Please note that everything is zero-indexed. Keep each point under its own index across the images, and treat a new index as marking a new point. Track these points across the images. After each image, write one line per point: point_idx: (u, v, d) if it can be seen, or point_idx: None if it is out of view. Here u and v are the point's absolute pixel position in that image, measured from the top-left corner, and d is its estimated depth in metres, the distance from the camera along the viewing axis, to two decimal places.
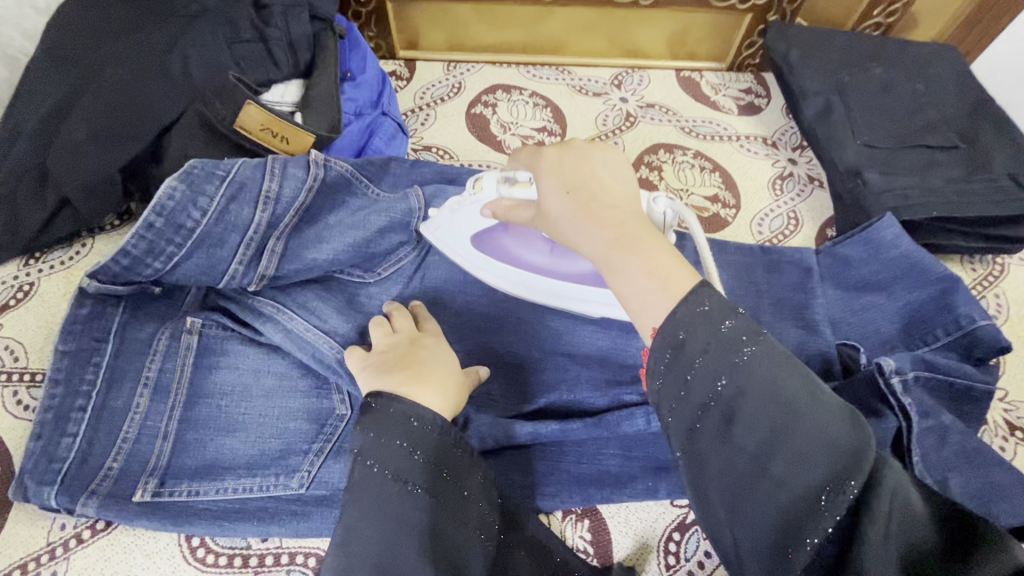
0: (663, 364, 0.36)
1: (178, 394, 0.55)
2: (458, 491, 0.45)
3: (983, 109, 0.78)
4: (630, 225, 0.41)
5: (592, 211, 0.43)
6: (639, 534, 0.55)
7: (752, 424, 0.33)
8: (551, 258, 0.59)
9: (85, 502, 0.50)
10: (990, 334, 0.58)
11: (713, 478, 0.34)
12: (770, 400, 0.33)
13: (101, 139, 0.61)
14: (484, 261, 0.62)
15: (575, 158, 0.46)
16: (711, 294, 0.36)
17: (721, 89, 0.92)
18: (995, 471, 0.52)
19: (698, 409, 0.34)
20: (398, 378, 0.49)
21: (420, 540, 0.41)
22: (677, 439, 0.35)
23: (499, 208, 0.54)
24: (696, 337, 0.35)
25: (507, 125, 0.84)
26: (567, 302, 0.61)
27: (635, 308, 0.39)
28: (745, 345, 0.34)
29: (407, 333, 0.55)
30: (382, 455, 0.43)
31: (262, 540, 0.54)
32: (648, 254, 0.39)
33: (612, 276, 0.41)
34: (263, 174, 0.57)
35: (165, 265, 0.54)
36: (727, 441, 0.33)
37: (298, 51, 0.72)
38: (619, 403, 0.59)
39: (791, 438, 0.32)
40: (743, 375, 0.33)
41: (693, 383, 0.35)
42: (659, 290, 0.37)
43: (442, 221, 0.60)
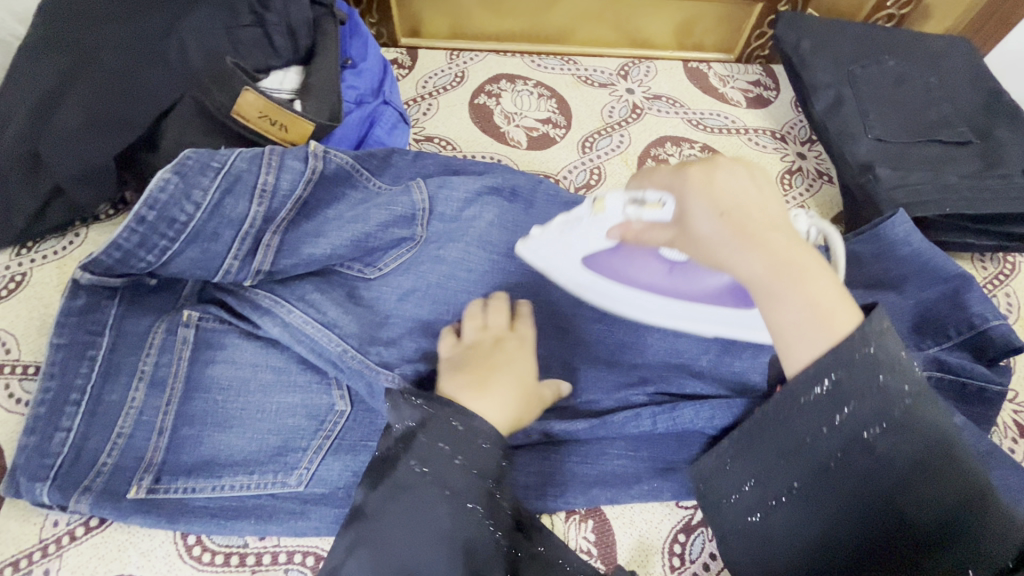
0: (810, 398, 0.39)
1: (174, 388, 0.54)
2: (492, 495, 0.43)
3: (996, 103, 0.77)
4: (791, 253, 0.41)
5: (752, 237, 0.41)
6: (643, 536, 0.55)
7: (893, 470, 0.37)
8: (670, 279, 0.56)
9: (79, 499, 0.49)
10: (1002, 333, 0.57)
11: (834, 505, 0.39)
12: (923, 456, 0.37)
13: (98, 126, 0.59)
14: (594, 283, 0.60)
15: (726, 180, 0.44)
16: (879, 335, 0.38)
17: (729, 80, 0.90)
18: (1006, 474, 0.51)
19: (842, 444, 0.39)
20: (465, 379, 0.49)
21: (449, 545, 0.40)
22: (808, 467, 0.41)
23: (626, 231, 0.51)
24: (855, 381, 0.38)
25: (511, 116, 0.83)
26: (688, 324, 0.57)
27: (790, 340, 0.40)
28: (907, 399, 0.38)
29: (495, 331, 0.55)
30: (424, 453, 0.43)
31: (259, 539, 0.52)
32: (809, 289, 0.39)
33: (766, 304, 0.41)
34: (259, 167, 0.55)
35: (159, 258, 0.53)
36: (864, 479, 0.38)
37: (299, 38, 0.70)
38: (625, 403, 0.58)
39: (930, 490, 0.36)
40: (900, 428, 0.37)
41: (846, 421, 0.38)
42: (821, 330, 0.38)
43: (547, 240, 0.58)
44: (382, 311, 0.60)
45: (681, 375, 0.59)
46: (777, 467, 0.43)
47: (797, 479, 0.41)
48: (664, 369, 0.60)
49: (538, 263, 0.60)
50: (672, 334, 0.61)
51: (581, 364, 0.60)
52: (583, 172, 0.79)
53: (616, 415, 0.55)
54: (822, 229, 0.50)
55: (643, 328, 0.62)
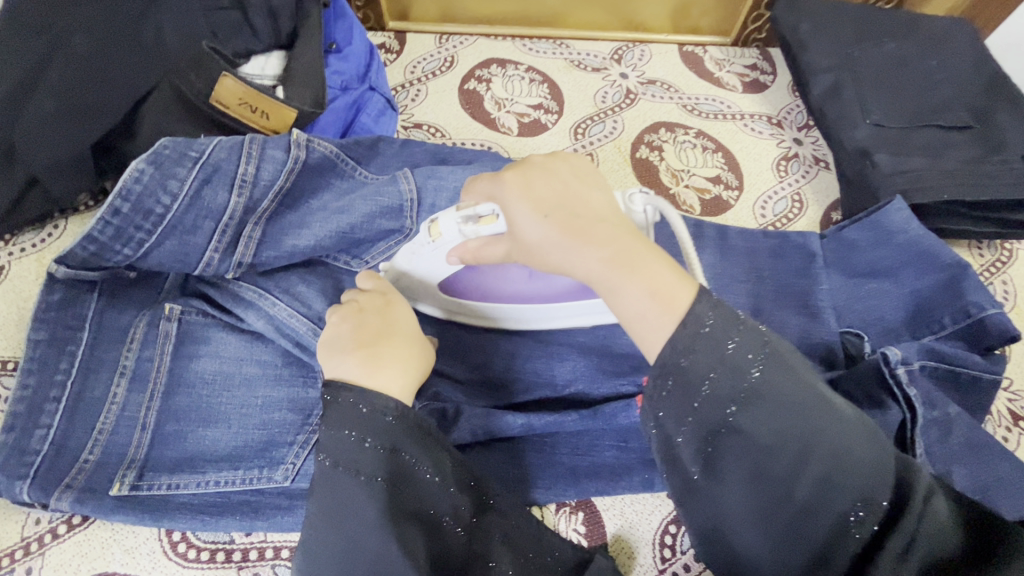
0: (665, 393, 0.36)
1: (157, 383, 0.53)
2: (413, 471, 0.43)
3: (998, 86, 0.75)
4: (623, 242, 0.41)
5: (579, 232, 0.41)
6: (634, 528, 0.54)
7: (773, 449, 0.34)
8: (529, 284, 0.54)
9: (59, 496, 0.48)
10: (998, 323, 0.56)
11: (731, 498, 0.35)
12: (793, 423, 0.34)
13: (72, 114, 0.58)
14: (461, 302, 0.59)
15: (542, 183, 0.44)
16: (714, 307, 0.37)
17: (724, 64, 0.88)
18: (1000, 463, 0.51)
19: (710, 432, 0.35)
20: (356, 358, 0.46)
21: (378, 531, 0.40)
22: (691, 459, 0.36)
23: (466, 252, 0.49)
24: (697, 365, 0.36)
25: (502, 101, 0.81)
26: (556, 319, 0.58)
27: (640, 331, 0.39)
28: (755, 366, 0.35)
29: (369, 300, 0.52)
30: (333, 448, 0.42)
31: (246, 534, 0.52)
32: (646, 270, 0.39)
33: (610, 297, 0.40)
34: (239, 157, 0.53)
35: (136, 252, 0.51)
36: (744, 464, 0.35)
37: (280, 21, 0.68)
38: (616, 394, 0.57)
39: (816, 456, 0.34)
40: (759, 400, 0.35)
41: (703, 409, 0.35)
42: (663, 311, 0.37)
43: (400, 266, 0.55)
44: None
45: None
46: (667, 469, 0.37)
47: (691, 472, 0.36)
48: None
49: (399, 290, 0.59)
50: None
51: (571, 356, 0.59)
52: None
53: (607, 406, 0.55)
54: (658, 206, 0.47)
55: None
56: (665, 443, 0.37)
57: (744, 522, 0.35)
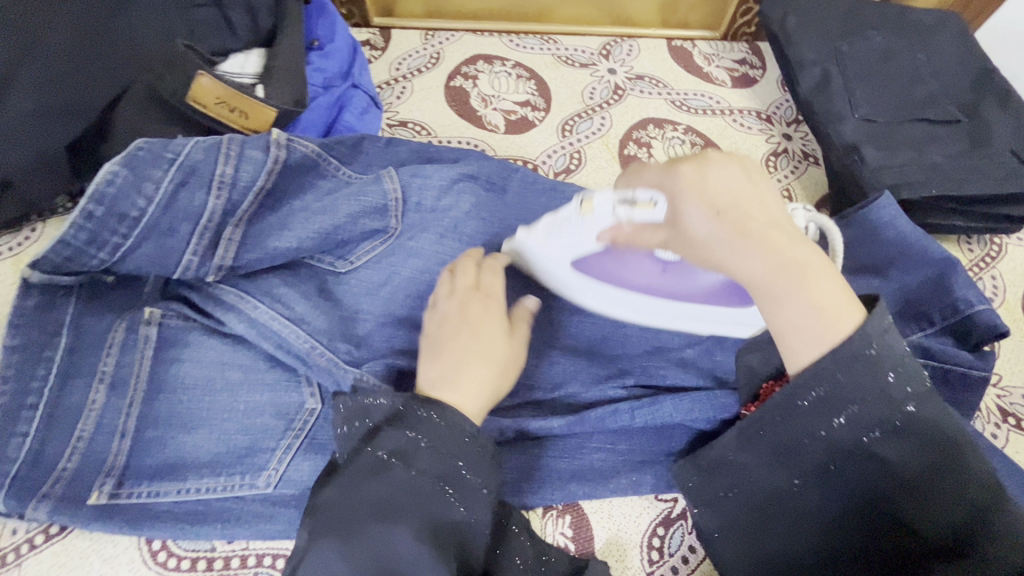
0: (805, 406, 0.39)
1: (137, 388, 0.52)
2: (461, 475, 0.44)
3: (986, 80, 0.74)
4: (794, 252, 0.40)
5: (753, 238, 0.40)
6: (621, 530, 0.54)
7: (895, 475, 0.37)
8: (664, 279, 0.57)
9: (36, 506, 0.47)
10: (987, 318, 0.56)
11: (834, 509, 0.39)
12: (929, 459, 0.37)
13: (45, 113, 0.56)
14: (581, 283, 0.59)
15: (722, 178, 0.42)
16: (882, 333, 0.37)
17: (714, 59, 0.87)
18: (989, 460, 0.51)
19: (840, 454, 0.39)
20: (438, 367, 0.49)
21: (418, 526, 0.42)
22: (803, 472, 0.41)
23: (617, 234, 0.50)
24: (853, 387, 0.37)
25: (488, 98, 0.80)
26: (681, 323, 0.59)
27: (791, 342, 0.40)
28: (909, 401, 0.37)
29: (461, 304, 0.53)
30: (391, 444, 0.44)
31: (228, 543, 0.51)
32: (813, 285, 0.39)
33: (770, 307, 0.40)
34: (217, 158, 0.53)
35: (112, 255, 0.50)
36: (862, 483, 0.38)
37: (259, 18, 0.69)
38: (605, 397, 0.56)
39: (936, 492, 0.36)
40: (899, 432, 0.37)
41: (840, 428, 0.38)
42: (824, 329, 0.38)
43: (538, 242, 0.57)
44: (352, 307, 0.59)
45: (661, 366, 0.58)
46: (774, 473, 0.42)
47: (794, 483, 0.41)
48: (644, 359, 0.59)
49: (519, 259, 0.59)
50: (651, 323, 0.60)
51: (558, 356, 0.58)
52: (562, 157, 0.76)
53: (594, 411, 0.54)
54: (821, 224, 0.51)
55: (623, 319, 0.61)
56: (786, 454, 0.41)
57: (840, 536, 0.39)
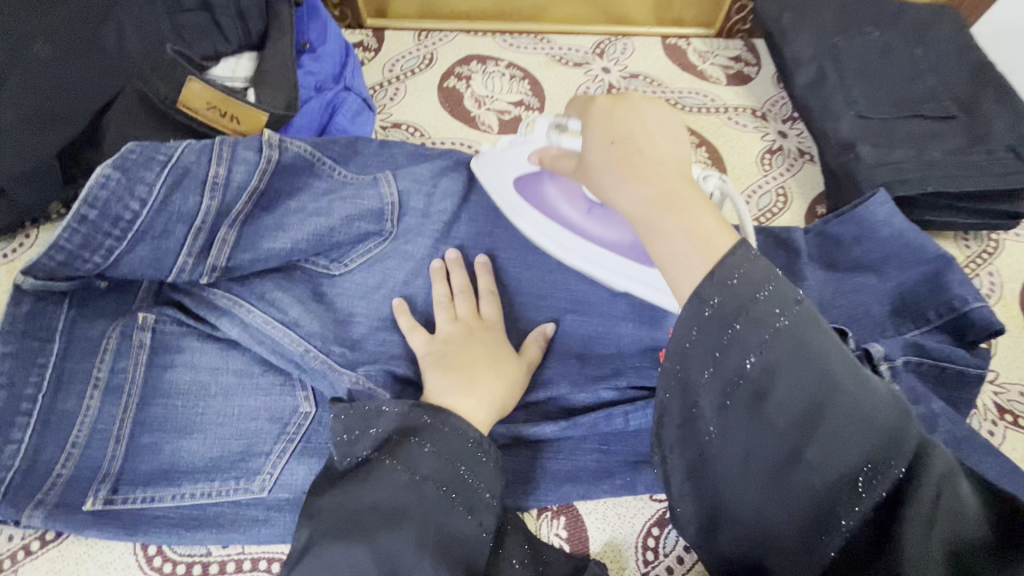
0: (690, 343, 0.33)
1: (131, 395, 0.52)
2: (466, 480, 0.45)
3: (984, 74, 0.74)
4: (672, 182, 0.38)
5: (634, 165, 0.39)
6: (617, 532, 0.54)
7: (790, 407, 0.31)
8: (587, 216, 0.57)
9: (31, 513, 0.47)
10: (984, 316, 0.56)
11: (736, 458, 0.32)
12: (810, 377, 0.30)
13: (34, 119, 0.57)
14: (520, 207, 0.61)
15: (628, 110, 0.43)
16: (751, 254, 0.33)
17: (709, 57, 0.87)
18: (986, 459, 0.50)
19: (727, 386, 0.32)
20: (451, 379, 0.51)
21: (422, 529, 0.42)
22: (708, 412, 0.33)
23: (546, 155, 0.52)
24: (727, 307, 0.32)
25: (482, 99, 0.79)
26: (593, 268, 0.58)
27: (670, 274, 0.35)
28: (781, 316, 0.31)
29: (465, 325, 0.57)
30: (397, 450, 0.45)
31: (223, 547, 0.52)
32: (689, 215, 0.35)
33: (648, 237, 0.37)
34: (210, 159, 0.52)
35: (106, 259, 0.51)
36: (769, 428, 0.31)
37: (249, 22, 0.68)
38: (599, 400, 0.57)
39: (838, 416, 0.30)
40: (777, 354, 0.31)
41: (723, 358, 0.32)
42: (696, 251, 0.34)
43: (493, 156, 0.60)
44: (346, 311, 0.59)
45: (654, 368, 0.57)
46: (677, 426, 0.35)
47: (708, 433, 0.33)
48: (637, 360, 0.58)
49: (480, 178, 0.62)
50: (645, 324, 0.59)
51: (550, 359, 0.59)
52: None
53: (587, 415, 0.54)
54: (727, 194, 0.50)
55: (619, 316, 0.60)
56: (681, 397, 0.34)
57: (746, 489, 0.32)
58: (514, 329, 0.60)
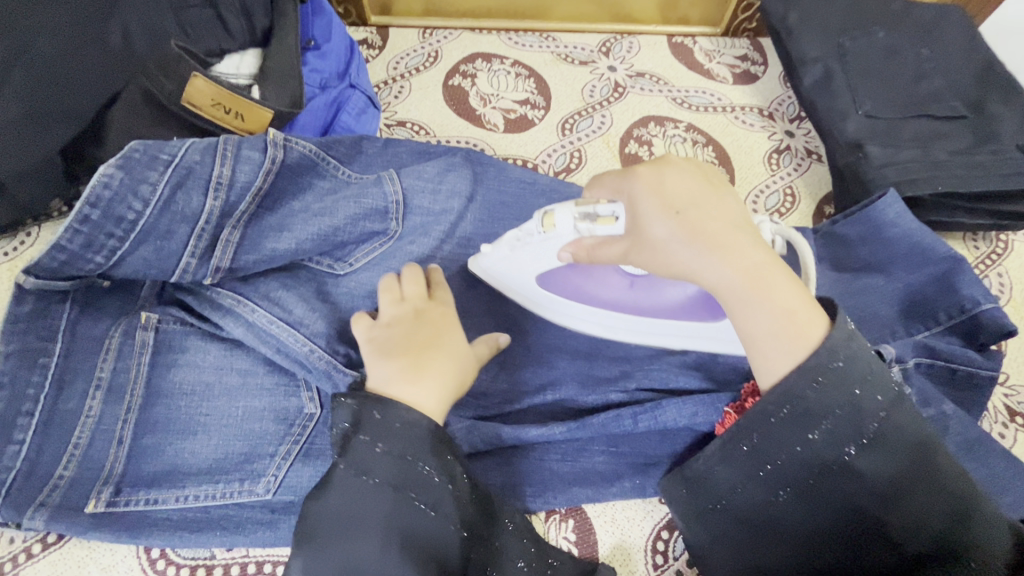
0: (778, 419, 0.39)
1: (134, 395, 0.51)
2: (423, 476, 0.42)
3: (992, 73, 0.73)
4: (755, 259, 0.41)
5: (709, 238, 0.41)
6: (626, 534, 0.53)
7: (878, 488, 0.37)
8: (632, 294, 0.54)
9: (32, 515, 0.46)
10: (996, 318, 0.55)
11: (822, 529, 0.38)
12: (900, 465, 0.37)
13: (39, 117, 0.56)
14: (551, 301, 0.57)
15: (675, 176, 0.43)
16: (847, 339, 0.38)
17: (715, 55, 0.86)
18: (999, 462, 0.50)
19: (819, 466, 0.38)
20: (400, 363, 0.48)
21: (383, 533, 0.40)
22: (792, 486, 0.39)
23: (580, 248, 0.47)
24: (821, 397, 0.38)
25: (487, 97, 0.79)
26: (654, 338, 0.56)
27: (764, 352, 0.39)
28: (879, 411, 0.37)
29: (411, 307, 0.53)
30: (348, 454, 0.43)
31: (227, 550, 0.51)
32: (778, 296, 0.40)
33: (739, 313, 0.40)
34: (214, 159, 0.52)
35: (108, 260, 0.50)
36: (844, 497, 0.38)
37: (254, 19, 0.68)
38: (608, 403, 0.56)
39: (925, 500, 0.36)
40: (870, 443, 0.37)
41: (815, 441, 0.38)
42: (796, 335, 0.38)
43: (501, 258, 0.54)
44: (351, 311, 0.58)
45: (664, 369, 0.57)
46: (759, 491, 0.41)
47: (777, 497, 0.40)
48: (646, 362, 0.58)
49: (489, 280, 0.58)
50: None
51: (558, 361, 0.58)
52: (562, 156, 0.76)
53: (597, 416, 0.53)
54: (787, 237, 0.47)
55: None
56: (771, 471, 0.40)
57: (830, 560, 0.38)
58: (521, 330, 0.60)
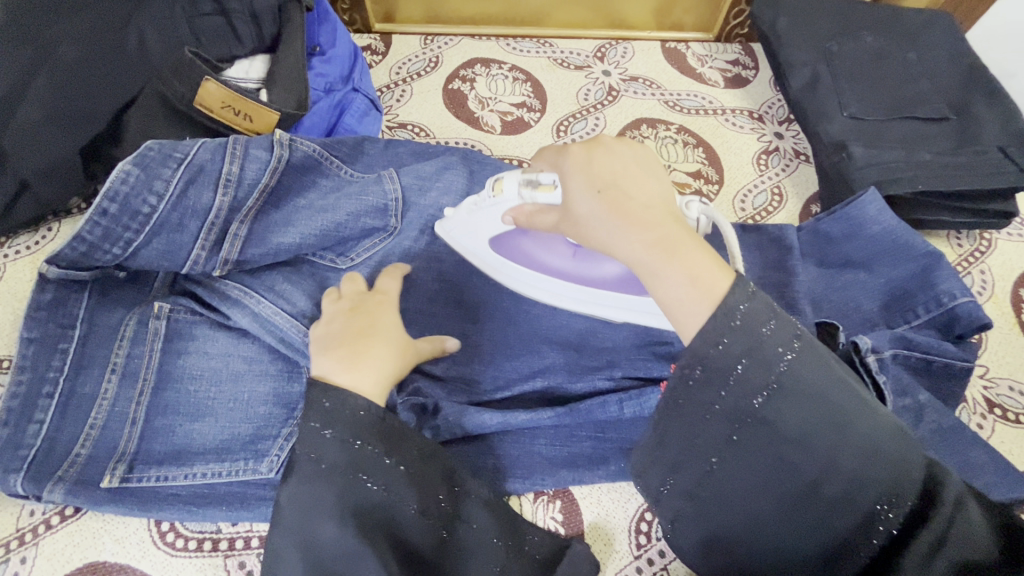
0: (692, 384, 0.37)
1: (146, 379, 0.54)
2: (376, 458, 0.44)
3: (976, 77, 0.75)
4: (667, 228, 0.41)
5: (625, 211, 0.42)
6: (611, 516, 0.55)
7: (796, 438, 0.35)
8: (574, 263, 0.58)
9: (52, 488, 0.49)
10: (970, 311, 0.57)
11: (749, 488, 0.36)
12: (815, 411, 0.35)
13: (60, 121, 0.60)
14: (503, 264, 0.62)
15: (603, 156, 0.45)
16: (749, 297, 0.36)
17: (707, 60, 0.89)
18: (972, 449, 0.52)
19: (735, 423, 0.36)
20: (337, 354, 0.49)
21: (340, 515, 0.42)
22: (713, 449, 0.37)
23: (521, 214, 0.53)
24: (728, 352, 0.36)
25: (485, 101, 0.82)
26: (592, 310, 0.59)
27: (674, 314, 0.39)
28: (787, 357, 0.36)
29: (352, 302, 0.55)
30: (303, 442, 0.44)
31: (233, 524, 0.54)
32: (687, 259, 0.39)
33: (651, 281, 0.40)
34: (223, 157, 0.55)
35: (124, 251, 0.53)
36: (770, 455, 0.36)
37: (263, 26, 0.71)
38: (594, 391, 0.58)
39: (844, 445, 0.35)
40: (782, 391, 0.36)
41: (728, 398, 0.36)
42: (700, 296, 0.37)
43: (462, 220, 0.60)
44: None
45: (649, 359, 0.59)
46: (682, 459, 0.38)
47: (709, 465, 0.37)
48: (633, 352, 0.60)
49: (450, 242, 0.63)
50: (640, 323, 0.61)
51: (549, 352, 0.60)
52: None
53: (583, 403, 0.56)
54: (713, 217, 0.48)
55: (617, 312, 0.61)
56: (694, 436, 0.37)
57: (758, 517, 0.37)
58: (513, 321, 0.62)
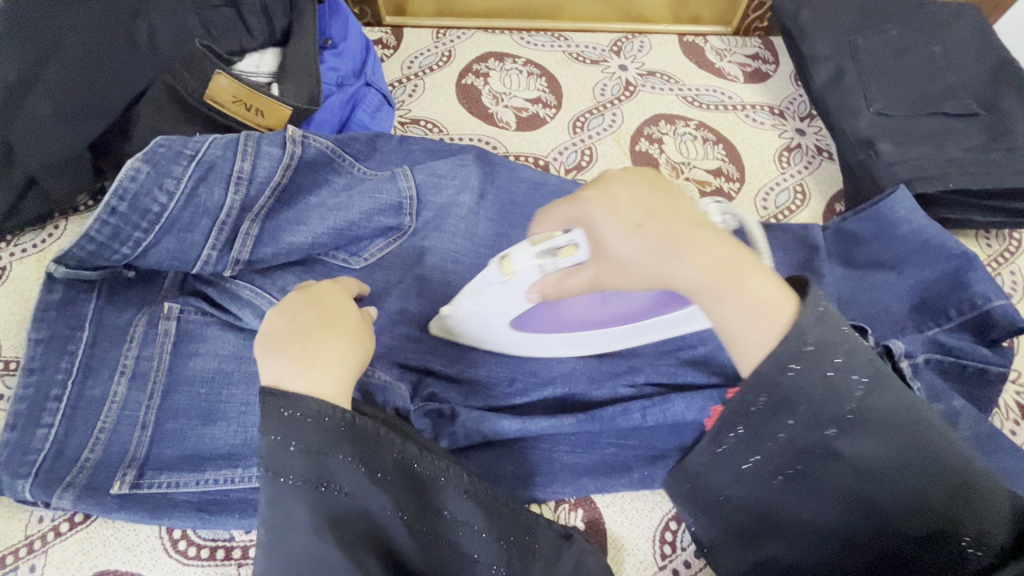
0: (759, 409, 0.39)
1: (156, 382, 0.53)
2: (346, 465, 0.39)
3: (1006, 71, 0.73)
4: (722, 253, 0.39)
5: (676, 243, 0.39)
6: (634, 524, 0.54)
7: (863, 466, 0.38)
8: (605, 308, 0.52)
9: (60, 495, 0.48)
10: (1006, 314, 0.55)
11: (817, 508, 0.40)
12: (885, 443, 0.37)
13: (66, 115, 0.58)
14: (525, 338, 0.56)
15: (622, 190, 0.41)
16: (819, 322, 0.37)
17: (725, 54, 0.87)
18: (1009, 457, 0.50)
19: (802, 450, 0.40)
20: (288, 355, 0.43)
21: (315, 533, 0.38)
22: (780, 468, 0.41)
23: (546, 287, 0.44)
24: (796, 386, 0.38)
25: (500, 96, 0.80)
26: (638, 339, 0.55)
27: (740, 345, 0.39)
28: (860, 390, 0.37)
29: (310, 292, 0.49)
30: (265, 458, 0.39)
31: (246, 532, 0.52)
32: (748, 286, 0.38)
33: (714, 311, 0.39)
34: (235, 154, 0.53)
35: (134, 251, 0.52)
36: (835, 482, 0.39)
37: (274, 19, 0.70)
38: (616, 397, 0.56)
39: (912, 475, 0.37)
40: (852, 422, 0.38)
41: (797, 429, 0.39)
42: (771, 324, 0.37)
43: (466, 313, 0.52)
44: None
45: (673, 364, 0.57)
46: (748, 475, 0.43)
47: (775, 483, 0.41)
48: (657, 358, 0.58)
49: (463, 332, 0.56)
50: None
51: (570, 357, 0.58)
52: (573, 153, 0.77)
53: (605, 409, 0.54)
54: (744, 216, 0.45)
55: None
56: (760, 457, 0.41)
57: (825, 536, 0.40)
58: None
